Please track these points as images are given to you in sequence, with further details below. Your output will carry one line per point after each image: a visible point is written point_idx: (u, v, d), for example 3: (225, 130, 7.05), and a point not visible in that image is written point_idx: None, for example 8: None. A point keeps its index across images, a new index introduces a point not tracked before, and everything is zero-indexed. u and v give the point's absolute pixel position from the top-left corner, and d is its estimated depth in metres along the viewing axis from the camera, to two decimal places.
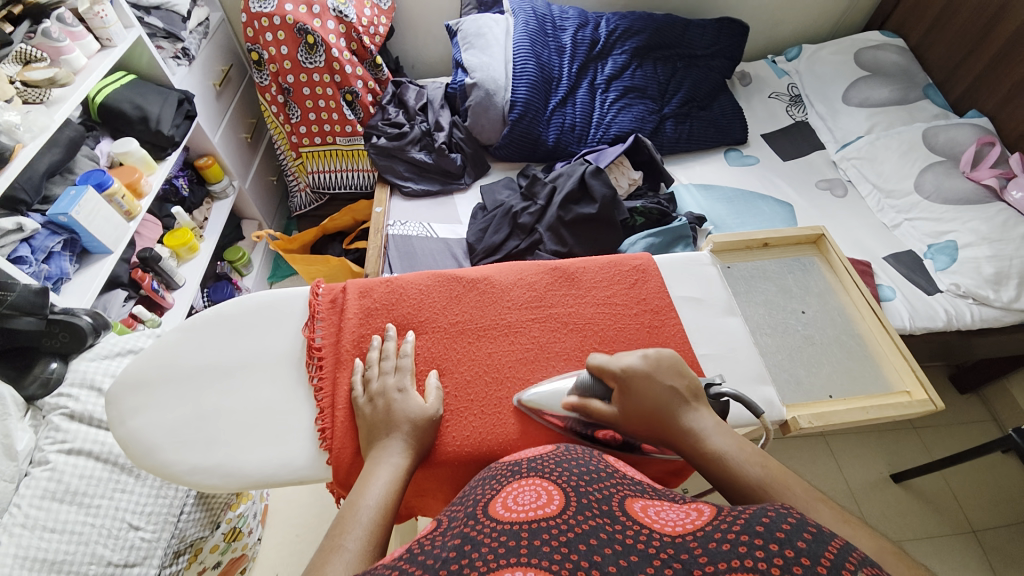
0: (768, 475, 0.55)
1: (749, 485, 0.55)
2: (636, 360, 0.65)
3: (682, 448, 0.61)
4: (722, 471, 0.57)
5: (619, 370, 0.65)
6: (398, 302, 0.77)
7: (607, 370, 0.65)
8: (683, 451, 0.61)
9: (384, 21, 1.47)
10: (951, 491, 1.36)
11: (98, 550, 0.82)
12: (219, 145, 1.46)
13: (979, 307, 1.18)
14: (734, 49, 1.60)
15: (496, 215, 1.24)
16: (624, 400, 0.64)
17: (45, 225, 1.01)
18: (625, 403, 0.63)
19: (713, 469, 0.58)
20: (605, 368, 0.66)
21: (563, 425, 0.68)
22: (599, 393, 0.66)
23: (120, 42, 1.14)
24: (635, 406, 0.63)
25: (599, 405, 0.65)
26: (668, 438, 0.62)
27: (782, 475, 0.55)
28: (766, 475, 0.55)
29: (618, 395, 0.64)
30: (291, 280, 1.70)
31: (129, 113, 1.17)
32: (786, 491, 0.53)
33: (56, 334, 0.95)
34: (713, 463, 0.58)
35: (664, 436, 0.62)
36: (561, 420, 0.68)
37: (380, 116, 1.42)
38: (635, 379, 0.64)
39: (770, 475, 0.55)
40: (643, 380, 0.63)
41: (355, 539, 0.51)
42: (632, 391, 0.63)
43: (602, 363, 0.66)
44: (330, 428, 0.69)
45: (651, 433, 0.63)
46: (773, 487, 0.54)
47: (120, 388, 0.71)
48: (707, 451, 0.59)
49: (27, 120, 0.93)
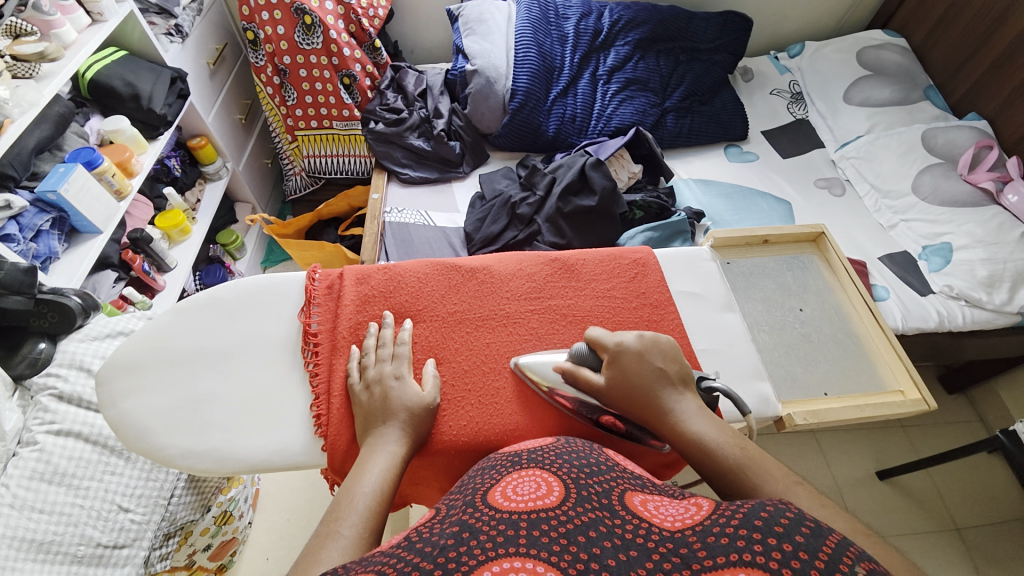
0: (747, 458, 0.55)
1: (727, 466, 0.55)
2: (631, 339, 0.66)
3: (662, 428, 0.61)
4: (700, 454, 0.57)
5: (613, 345, 0.65)
6: (396, 290, 0.76)
7: (602, 344, 0.66)
8: (663, 432, 0.60)
9: (383, 3, 1.44)
10: (936, 490, 1.38)
11: (87, 532, 0.81)
12: (213, 126, 1.43)
13: (971, 309, 1.18)
14: (738, 43, 1.59)
15: (495, 204, 1.23)
16: (613, 373, 0.64)
17: (33, 203, 0.98)
18: (613, 376, 0.63)
19: (691, 451, 0.58)
20: (601, 341, 0.67)
21: (570, 406, 0.68)
22: (592, 365, 0.67)
23: (111, 17, 1.10)
24: (622, 380, 0.63)
25: (588, 374, 0.65)
26: (648, 418, 0.61)
27: (760, 459, 0.55)
28: (745, 458, 0.55)
29: (607, 368, 0.64)
30: (284, 265, 1.68)
31: (121, 90, 1.14)
32: (764, 475, 0.53)
33: (45, 314, 0.93)
34: (692, 446, 0.58)
35: (644, 416, 0.61)
36: (569, 402, 0.67)
37: (378, 100, 1.40)
38: (626, 355, 0.64)
39: (748, 459, 0.55)
40: (635, 357, 0.64)
41: (350, 525, 0.51)
42: (622, 365, 0.63)
43: (599, 337, 0.67)
44: (325, 415, 0.68)
45: (633, 411, 0.62)
46: (750, 470, 0.54)
47: (112, 369, 0.70)
48: (688, 433, 0.59)
49: (16, 94, 0.90)
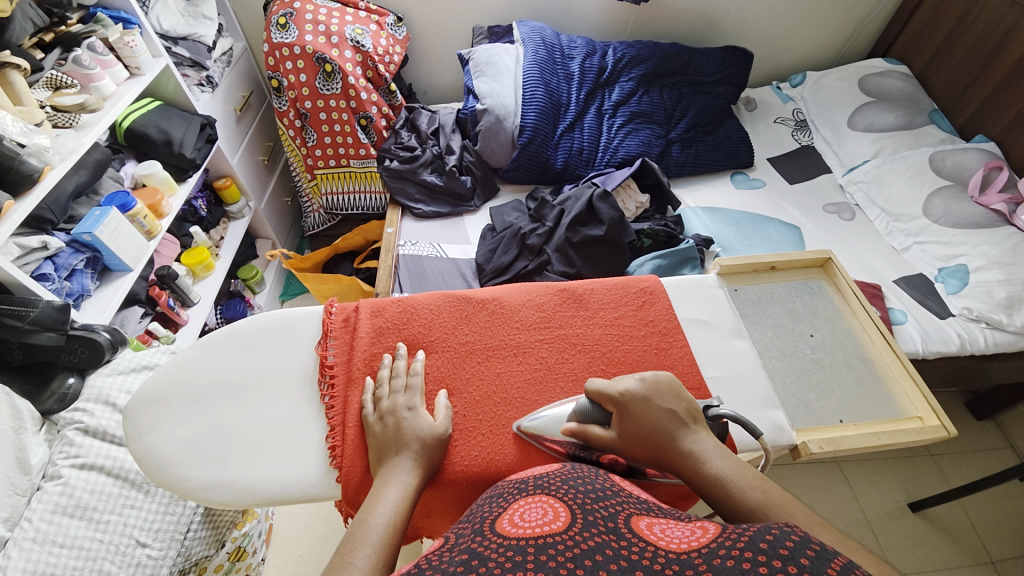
0: (769, 498, 0.55)
1: (751, 509, 0.54)
2: (634, 385, 0.65)
3: (682, 472, 0.61)
4: (723, 495, 0.57)
5: (617, 396, 0.65)
6: (410, 322, 0.79)
7: (606, 396, 0.66)
8: (683, 475, 0.60)
9: (399, 50, 1.52)
10: (969, 521, 1.33)
11: (105, 567, 0.83)
12: (237, 167, 1.51)
13: (992, 332, 1.17)
14: (740, 75, 1.63)
15: (505, 236, 1.27)
16: (622, 424, 0.64)
17: (69, 244, 1.04)
18: (623, 426, 0.64)
19: (713, 494, 0.58)
20: (604, 393, 0.66)
21: (563, 450, 0.68)
22: (600, 419, 0.67)
23: (147, 71, 1.19)
24: (634, 430, 0.63)
25: (599, 430, 0.65)
26: (668, 462, 0.61)
27: (783, 499, 0.55)
28: (767, 499, 0.55)
29: (616, 420, 0.64)
30: (302, 298, 1.73)
31: (154, 137, 1.22)
32: (787, 515, 0.53)
33: (75, 350, 0.98)
34: (714, 487, 0.58)
35: (663, 460, 0.62)
36: (560, 446, 0.68)
37: (393, 140, 1.46)
38: (633, 404, 0.64)
39: (771, 499, 0.55)
40: (642, 404, 0.64)
41: (364, 556, 0.52)
42: (630, 415, 0.63)
43: (601, 388, 0.67)
44: (340, 446, 0.69)
45: (651, 457, 0.63)
46: (773, 510, 0.54)
47: (138, 403, 0.73)
48: (708, 474, 0.58)
49: (57, 143, 0.97)
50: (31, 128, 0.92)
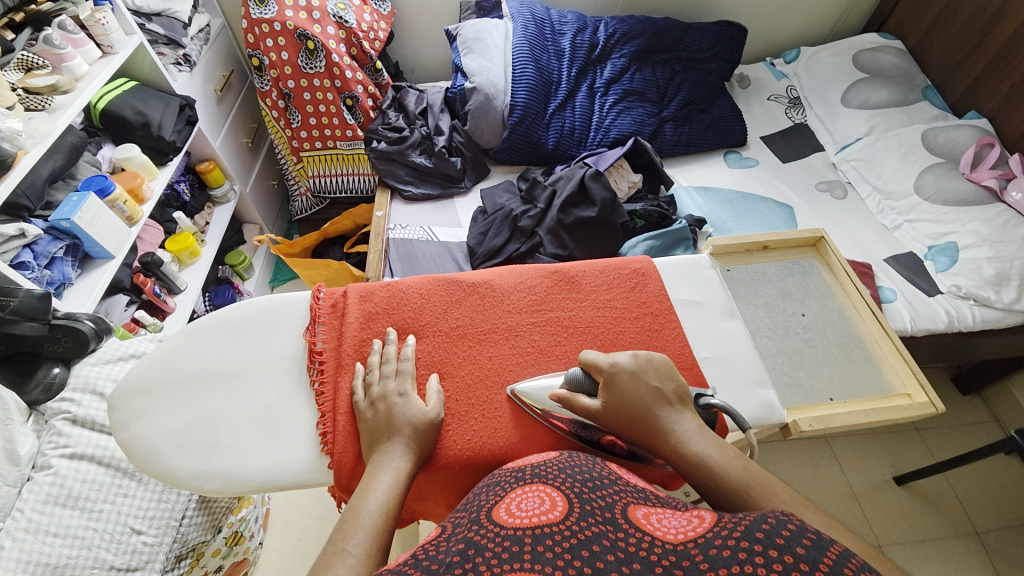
0: (750, 481, 0.55)
1: (729, 489, 0.54)
2: (625, 359, 0.66)
3: (663, 449, 0.60)
4: (702, 474, 0.57)
5: (607, 366, 0.66)
6: (399, 306, 0.77)
7: (596, 365, 0.66)
8: (663, 452, 0.60)
9: (384, 26, 1.48)
10: (954, 493, 1.36)
11: (100, 555, 0.82)
12: (221, 150, 1.47)
13: (980, 309, 1.18)
14: (734, 51, 1.60)
15: (497, 218, 1.25)
16: (608, 394, 0.64)
17: (47, 231, 1.01)
18: (609, 398, 0.64)
19: (693, 472, 0.58)
20: (596, 363, 0.67)
21: (567, 429, 0.68)
22: (587, 390, 0.67)
23: (121, 49, 1.14)
24: (619, 402, 0.63)
25: (584, 400, 0.65)
26: (649, 439, 0.61)
27: (764, 483, 0.54)
28: (748, 481, 0.54)
29: (603, 391, 0.65)
30: (292, 284, 1.71)
31: (131, 119, 1.18)
32: (766, 498, 0.53)
33: (58, 339, 0.95)
34: (694, 466, 0.58)
35: (645, 437, 0.61)
36: (564, 423, 0.68)
37: (380, 120, 1.42)
38: (621, 377, 0.64)
39: (751, 482, 0.54)
40: (630, 377, 0.64)
41: (357, 543, 0.52)
42: (617, 387, 0.64)
43: (593, 360, 0.68)
44: (331, 433, 0.69)
45: (633, 433, 0.62)
46: (753, 492, 0.54)
47: (124, 393, 0.72)
48: (689, 453, 0.58)
49: (29, 126, 0.93)
50: (4, 112, 0.90)
